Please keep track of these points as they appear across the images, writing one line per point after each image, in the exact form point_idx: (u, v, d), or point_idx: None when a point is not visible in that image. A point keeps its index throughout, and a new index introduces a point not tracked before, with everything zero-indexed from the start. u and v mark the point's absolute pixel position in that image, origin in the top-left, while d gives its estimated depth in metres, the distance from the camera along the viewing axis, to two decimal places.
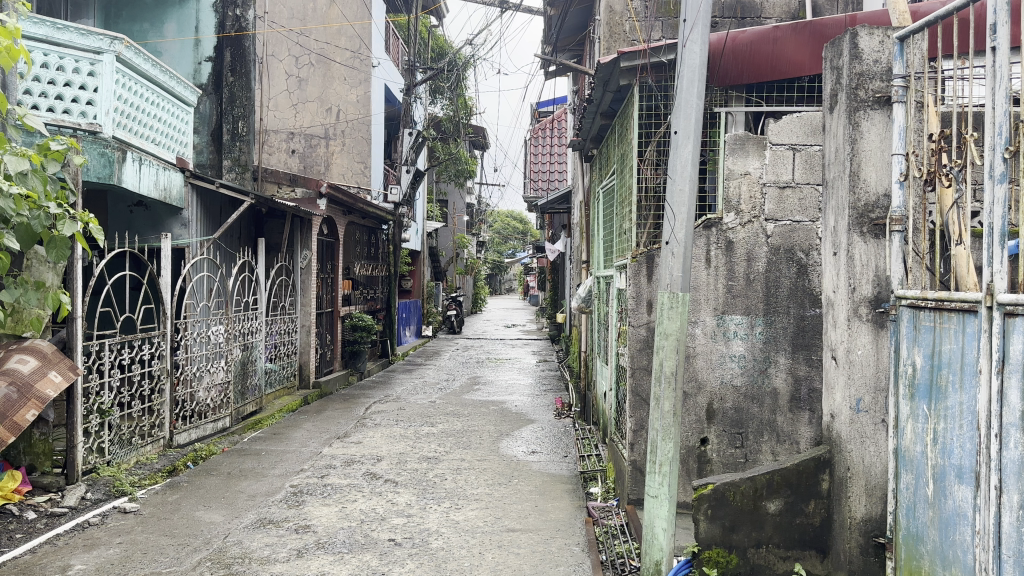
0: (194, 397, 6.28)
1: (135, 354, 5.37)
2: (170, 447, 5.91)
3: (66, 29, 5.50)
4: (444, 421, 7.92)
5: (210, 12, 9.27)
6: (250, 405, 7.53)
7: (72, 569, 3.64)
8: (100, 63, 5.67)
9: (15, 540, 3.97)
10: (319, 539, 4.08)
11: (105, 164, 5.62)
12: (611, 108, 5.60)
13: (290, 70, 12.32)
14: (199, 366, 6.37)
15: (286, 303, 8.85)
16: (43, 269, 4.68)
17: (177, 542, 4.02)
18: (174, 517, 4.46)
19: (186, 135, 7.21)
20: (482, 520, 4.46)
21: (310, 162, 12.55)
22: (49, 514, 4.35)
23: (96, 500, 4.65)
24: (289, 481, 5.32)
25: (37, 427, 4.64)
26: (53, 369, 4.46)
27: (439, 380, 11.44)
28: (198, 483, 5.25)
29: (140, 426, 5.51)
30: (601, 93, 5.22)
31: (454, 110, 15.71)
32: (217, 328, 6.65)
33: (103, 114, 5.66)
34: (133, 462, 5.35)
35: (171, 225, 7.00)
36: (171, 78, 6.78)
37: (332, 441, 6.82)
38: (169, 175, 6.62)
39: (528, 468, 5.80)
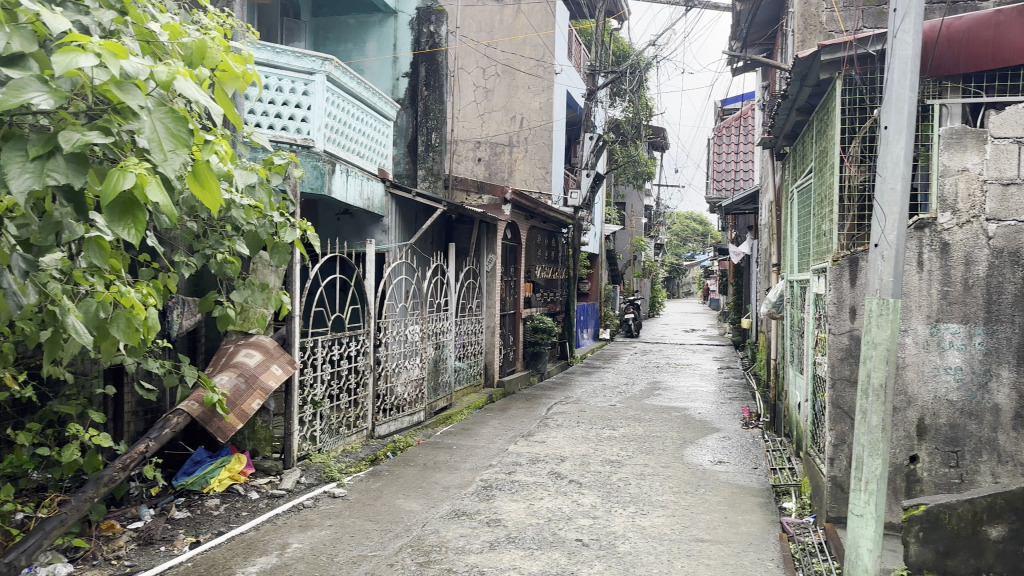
0: (392, 392, 6.72)
1: (343, 350, 5.84)
2: (372, 438, 6.37)
3: (284, 52, 6.08)
4: (626, 425, 7.90)
5: (407, 29, 9.81)
6: (441, 401, 7.93)
7: (291, 546, 4.01)
8: (313, 82, 6.21)
9: (242, 517, 4.44)
10: (509, 534, 4.22)
11: (318, 176, 6.18)
12: (807, 104, 5.34)
13: (478, 82, 13.03)
14: (397, 363, 6.80)
15: (473, 304, 9.22)
16: (266, 271, 5.19)
17: (381, 527, 4.32)
18: (376, 504, 4.79)
19: (386, 147, 7.72)
20: (669, 528, 4.41)
21: (495, 169, 13.09)
22: (270, 495, 4.83)
23: (309, 484, 5.10)
24: (479, 476, 5.55)
25: (260, 416, 5.15)
26: (274, 363, 4.94)
27: (619, 384, 11.41)
28: (397, 472, 5.60)
29: (346, 416, 5.99)
30: (797, 89, 4.99)
31: (636, 113, 15.63)
32: (413, 327, 7.07)
33: (315, 130, 6.19)
34: (340, 450, 5.81)
35: (373, 231, 7.54)
36: (373, 95, 7.29)
37: (517, 439, 7.01)
38: (371, 185, 7.12)
39: (715, 478, 5.65)
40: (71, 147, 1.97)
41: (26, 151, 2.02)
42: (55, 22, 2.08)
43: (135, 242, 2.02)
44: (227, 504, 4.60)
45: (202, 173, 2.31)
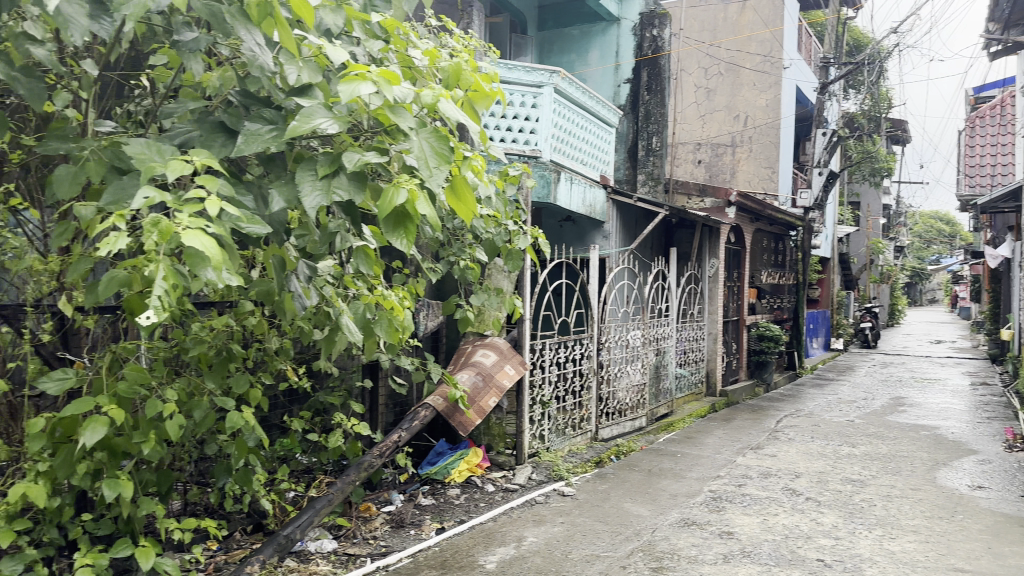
0: (616, 396, 6.77)
1: (569, 353, 6.00)
2: (596, 440, 6.47)
3: (515, 68, 6.38)
4: (866, 442, 7.32)
5: (629, 36, 9.89)
6: (663, 408, 7.87)
7: (527, 540, 4.18)
8: (541, 95, 6.45)
9: (480, 508, 4.71)
10: (744, 548, 4.10)
11: (544, 185, 6.32)
12: None
13: (700, 82, 12.88)
14: (620, 367, 6.85)
15: (696, 310, 9.05)
16: (501, 276, 5.46)
17: (611, 529, 4.37)
18: (606, 506, 4.85)
19: (609, 154, 7.82)
20: (924, 556, 4.03)
21: (716, 171, 12.77)
22: (505, 489, 5.06)
23: (540, 481, 5.29)
24: (707, 485, 5.43)
25: (495, 413, 5.45)
26: (508, 363, 5.19)
27: (856, 398, 10.60)
28: (624, 476, 5.64)
29: (572, 418, 6.14)
30: None
31: (874, 106, 14.48)
32: (636, 332, 7.09)
33: (542, 141, 6.42)
34: (567, 450, 5.97)
35: (595, 237, 7.67)
36: (598, 104, 7.42)
37: (745, 451, 6.76)
38: (595, 192, 7.22)
39: (977, 506, 5.08)
40: (353, 165, 2.20)
41: (316, 170, 2.27)
42: (338, 54, 2.33)
43: (406, 250, 2.24)
44: (466, 495, 4.90)
45: (459, 188, 2.45)
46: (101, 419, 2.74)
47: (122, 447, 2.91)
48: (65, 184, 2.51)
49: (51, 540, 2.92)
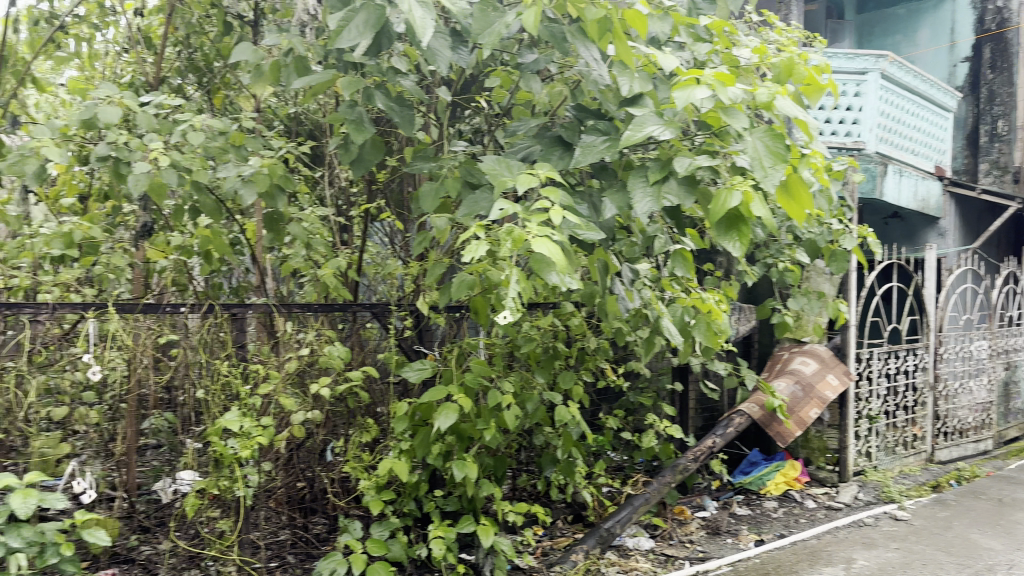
0: (956, 415, 6.00)
1: (900, 364, 5.45)
2: (932, 463, 5.79)
3: (835, 56, 5.93)
4: None
5: (968, 9, 8.49)
6: (1015, 431, 6.79)
7: (857, 562, 3.87)
8: (865, 82, 5.92)
9: (801, 523, 4.46)
10: None
11: (868, 179, 5.88)
12: None
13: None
14: (961, 382, 6.06)
15: None
16: (821, 280, 5.07)
17: (959, 562, 3.88)
18: (949, 535, 4.32)
19: (944, 142, 6.93)
20: None
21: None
22: (827, 506, 4.74)
23: (867, 501, 4.86)
24: None
25: (814, 425, 5.13)
26: (831, 372, 4.85)
27: None
28: (969, 504, 4.97)
29: (903, 436, 5.56)
30: None
31: None
32: (981, 343, 6.22)
33: (866, 132, 5.87)
34: (898, 471, 5.42)
35: (929, 236, 6.87)
36: (932, 87, 6.64)
37: None
38: (928, 185, 6.49)
39: None
40: (685, 170, 2.22)
41: (647, 176, 2.35)
42: (669, 61, 2.36)
43: (738, 253, 2.21)
44: (785, 509, 4.67)
45: (792, 187, 2.34)
46: (452, 405, 3.10)
47: (468, 433, 3.26)
48: (429, 198, 2.87)
49: (408, 512, 3.29)
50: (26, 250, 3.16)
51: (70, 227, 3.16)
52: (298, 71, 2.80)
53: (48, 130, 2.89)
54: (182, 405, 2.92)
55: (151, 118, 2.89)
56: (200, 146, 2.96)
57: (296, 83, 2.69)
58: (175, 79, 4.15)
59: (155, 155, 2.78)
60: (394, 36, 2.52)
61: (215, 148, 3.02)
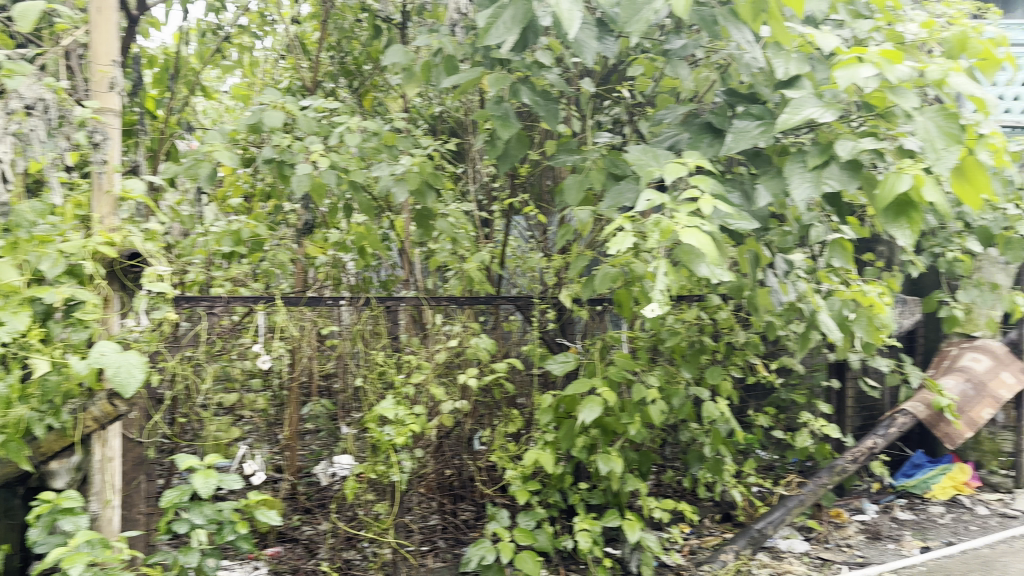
0: None
1: None
2: None
3: (1011, 27, 5.35)
4: None
5: None
6: None
7: None
8: None
9: (972, 532, 4.09)
10: None
11: None
12: None
13: None
14: None
15: None
16: (995, 269, 4.66)
17: None
18: None
19: None
20: None
21: None
22: (1003, 514, 4.35)
23: None
24: None
25: (986, 426, 4.79)
26: (1006, 370, 4.48)
27: None
28: None
29: None
30: None
31: None
32: None
33: None
34: None
35: None
36: None
37: None
38: None
39: None
40: (847, 153, 2.10)
41: (804, 161, 2.24)
42: (828, 40, 2.21)
43: (909, 241, 2.06)
44: (953, 515, 4.34)
45: (968, 169, 2.09)
46: (597, 399, 3.04)
47: (612, 427, 3.19)
48: (574, 191, 2.87)
49: (555, 502, 3.31)
50: (202, 247, 3.37)
51: (239, 225, 3.39)
52: (447, 70, 2.90)
53: (219, 136, 3.11)
54: (338, 391, 3.08)
55: (311, 121, 3.07)
56: (355, 146, 3.12)
57: (445, 81, 2.78)
58: (330, 82, 4.32)
59: (316, 157, 2.94)
60: (540, 30, 2.58)
61: (368, 148, 3.16)
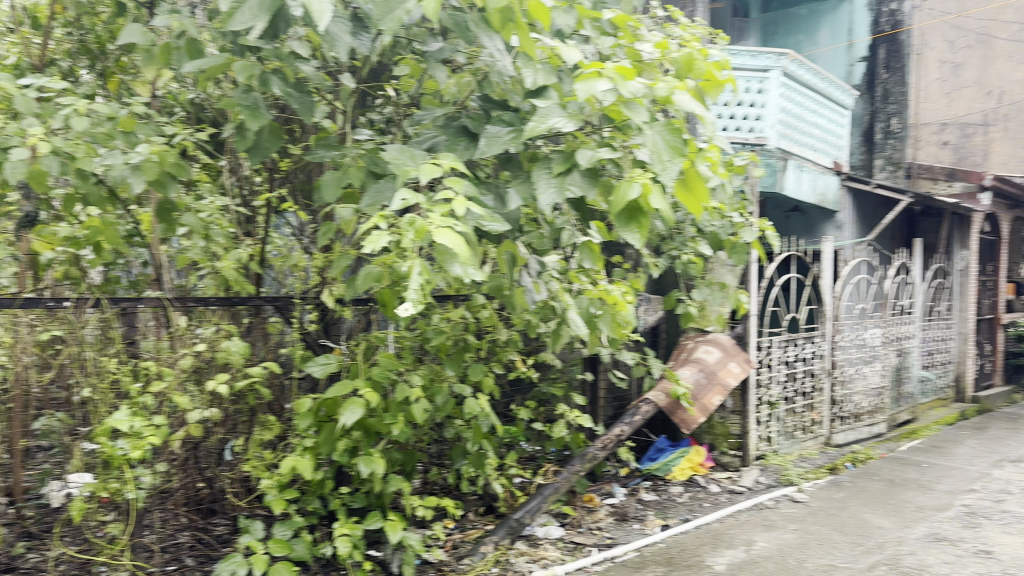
0: (850, 399, 6.42)
1: (799, 352, 5.79)
2: (829, 445, 6.17)
3: (741, 53, 6.07)
4: None
5: (865, 11, 9.19)
6: (905, 414, 7.28)
7: (757, 544, 3.93)
8: (768, 80, 6.09)
9: (705, 508, 4.56)
10: (1008, 571, 3.63)
11: (770, 174, 6.07)
12: None
13: (945, 56, 10.70)
14: (854, 368, 6.48)
15: (942, 307, 8.17)
16: (724, 270, 5.24)
17: (850, 540, 4.03)
18: (842, 514, 4.50)
19: (840, 138, 7.23)
20: None
21: (965, 153, 10.76)
22: (730, 490, 4.90)
23: (768, 485, 5.07)
24: (961, 501, 4.89)
25: (718, 411, 5.36)
26: (732, 360, 5.05)
27: None
28: (861, 484, 5.20)
29: (802, 420, 5.92)
30: None
31: None
32: (872, 332, 6.65)
33: (768, 128, 6.06)
34: (796, 454, 5.74)
35: (827, 229, 7.16)
36: (822, 80, 6.73)
37: (1006, 465, 5.94)
38: (825, 179, 6.82)
39: None
40: (588, 162, 2.25)
41: (551, 168, 2.36)
42: (571, 55, 2.35)
43: (639, 244, 2.26)
44: (690, 493, 4.81)
45: (690, 181, 2.33)
46: (358, 400, 2.98)
47: (374, 428, 3.15)
48: (331, 188, 2.79)
49: (315, 509, 3.22)
50: None
51: None
52: (190, 54, 2.70)
53: None
54: (79, 406, 2.82)
55: (28, 101, 2.72)
56: (85, 130, 2.82)
57: (186, 66, 2.59)
58: None
59: (33, 140, 2.61)
60: (292, 20, 2.47)
61: (100, 134, 2.86)
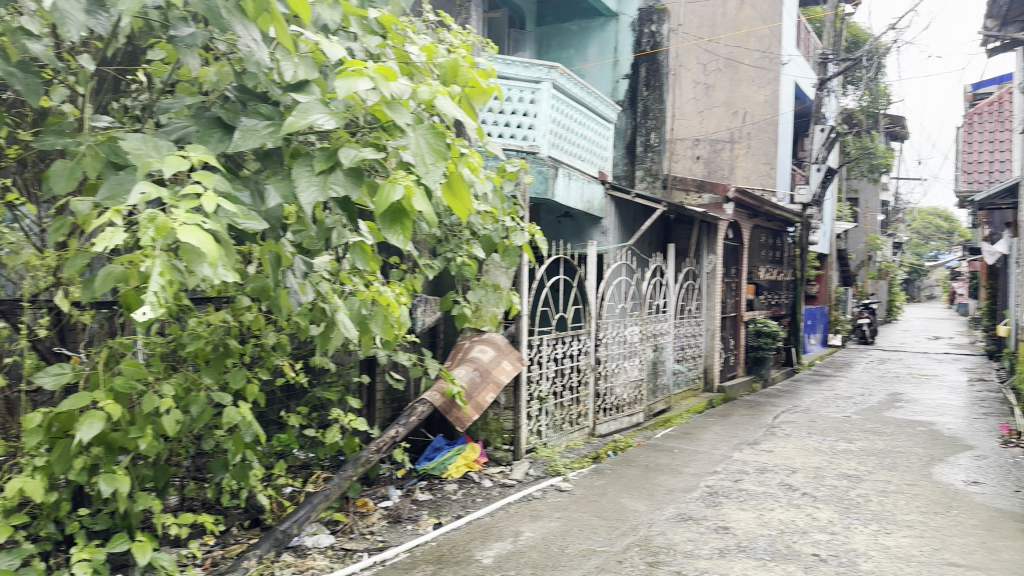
0: (613, 391, 6.91)
1: (567, 349, 6.12)
2: (594, 436, 6.60)
3: (514, 64, 6.30)
4: (863, 437, 7.23)
5: (628, 31, 9.90)
6: (661, 403, 7.96)
7: (524, 535, 4.11)
8: (539, 91, 6.39)
9: (477, 503, 4.68)
10: (739, 542, 4.10)
11: (543, 181, 6.35)
12: None
13: (699, 78, 12.43)
14: (617, 363, 6.98)
15: (692, 306, 9.05)
16: (498, 272, 5.42)
17: (608, 525, 4.33)
18: (603, 501, 4.83)
19: (605, 149, 7.75)
20: (919, 551, 4.05)
21: (715, 167, 12.35)
22: (502, 484, 5.07)
23: (537, 476, 5.31)
24: (703, 481, 5.44)
25: (491, 408, 5.52)
26: (505, 359, 5.21)
27: (851, 392, 10.34)
28: (620, 471, 5.62)
29: (570, 414, 6.27)
30: None
31: (871, 99, 14.44)
32: (632, 329, 7.20)
33: (540, 137, 6.34)
34: (564, 446, 6.07)
35: (594, 234, 7.60)
36: (588, 95, 7.18)
37: (742, 446, 6.70)
38: (593, 188, 7.23)
39: (971, 501, 5.09)
40: (349, 162, 2.21)
41: (312, 166, 2.28)
42: (335, 51, 2.30)
43: (402, 246, 2.23)
44: (463, 490, 4.91)
45: (456, 184, 2.36)
46: (98, 414, 2.70)
47: (120, 443, 2.86)
48: (63, 179, 2.52)
49: (48, 535, 2.87)
50: None
51: None
52: None
53: None
54: None
55: None
56: None
57: None
58: None
59: None
60: None
61: None
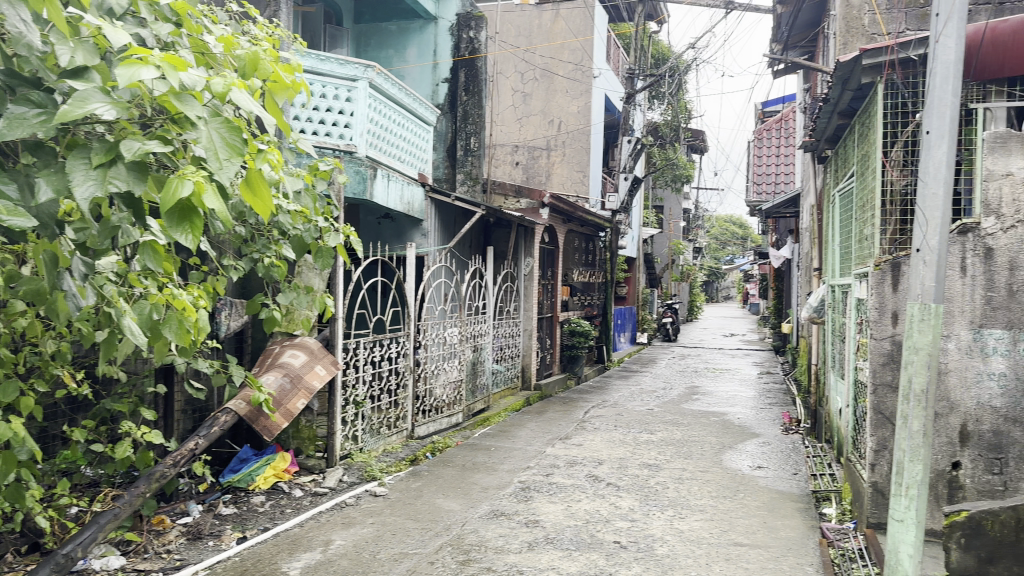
0: (431, 393, 6.94)
1: (385, 352, 6.06)
2: (412, 438, 6.59)
3: (329, 60, 6.14)
4: (664, 429, 7.76)
5: (446, 35, 10.00)
6: (480, 403, 8.10)
7: (334, 543, 4.03)
8: (356, 89, 6.29)
9: (287, 513, 4.53)
10: (547, 535, 4.26)
11: (360, 181, 6.25)
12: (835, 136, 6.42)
13: (517, 86, 12.78)
14: (436, 364, 7.01)
15: (510, 307, 9.29)
16: (311, 274, 5.27)
17: (421, 526, 4.34)
18: (418, 502, 4.84)
19: (424, 151, 7.76)
20: (707, 532, 4.41)
21: (533, 172, 12.75)
22: (313, 493, 4.94)
23: (351, 483, 5.23)
24: (517, 477, 5.60)
25: (304, 415, 5.35)
26: (319, 363, 5.06)
27: (656, 387, 11.05)
28: (437, 472, 5.66)
29: (388, 417, 6.22)
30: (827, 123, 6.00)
31: (673, 114, 15.55)
32: (451, 330, 7.27)
33: (358, 136, 6.26)
34: (381, 449, 6.01)
35: (413, 235, 7.59)
36: (406, 96, 7.17)
37: (555, 442, 6.97)
38: (413, 189, 7.18)
39: (754, 483, 5.62)
40: (132, 155, 2.06)
41: (89, 158, 2.09)
42: (117, 36, 2.12)
43: (192, 246, 2.10)
44: (273, 501, 4.74)
45: (254, 179, 2.25)
46: None
47: None
48: None
49: None
50: None
51: None
52: None
53: None
54: None
55: None
56: None
57: None
58: None
59: None
60: None
61: None
